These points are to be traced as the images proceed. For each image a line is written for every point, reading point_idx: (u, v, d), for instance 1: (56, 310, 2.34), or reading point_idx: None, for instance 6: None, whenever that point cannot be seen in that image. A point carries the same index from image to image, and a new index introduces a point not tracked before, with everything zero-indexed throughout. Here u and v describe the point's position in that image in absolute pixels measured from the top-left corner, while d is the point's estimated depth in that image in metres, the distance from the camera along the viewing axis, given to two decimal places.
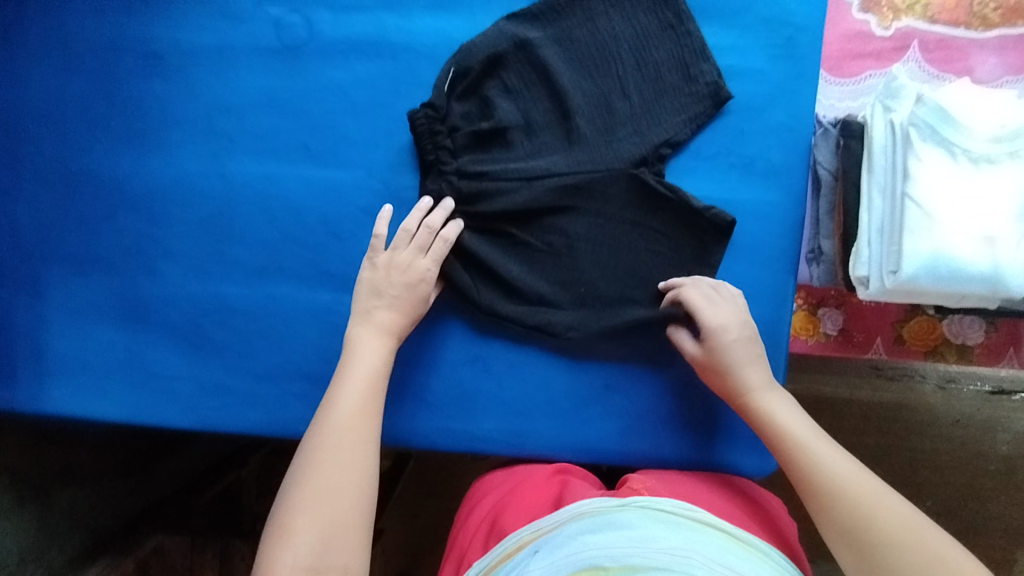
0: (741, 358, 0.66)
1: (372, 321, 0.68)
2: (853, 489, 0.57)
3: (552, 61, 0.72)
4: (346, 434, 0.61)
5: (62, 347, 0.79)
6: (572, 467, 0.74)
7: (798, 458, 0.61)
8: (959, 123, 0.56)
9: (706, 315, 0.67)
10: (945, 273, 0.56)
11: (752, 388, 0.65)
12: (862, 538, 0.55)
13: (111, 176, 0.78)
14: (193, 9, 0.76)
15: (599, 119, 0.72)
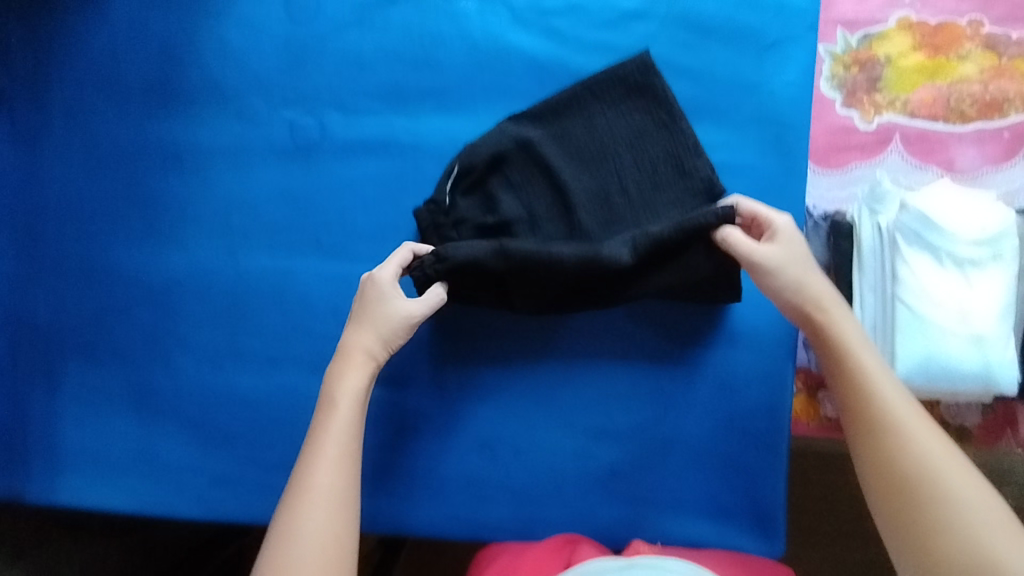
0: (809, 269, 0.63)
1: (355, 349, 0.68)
2: (918, 440, 0.54)
3: (551, 157, 0.73)
4: (326, 491, 0.61)
5: (75, 438, 0.80)
6: (583, 534, 0.75)
7: (867, 386, 0.57)
8: (942, 230, 0.59)
9: (777, 227, 0.64)
10: (937, 372, 0.59)
11: (819, 302, 0.62)
12: (915, 484, 0.53)
13: (127, 270, 0.79)
14: (210, 111, 0.79)
15: (601, 211, 0.73)
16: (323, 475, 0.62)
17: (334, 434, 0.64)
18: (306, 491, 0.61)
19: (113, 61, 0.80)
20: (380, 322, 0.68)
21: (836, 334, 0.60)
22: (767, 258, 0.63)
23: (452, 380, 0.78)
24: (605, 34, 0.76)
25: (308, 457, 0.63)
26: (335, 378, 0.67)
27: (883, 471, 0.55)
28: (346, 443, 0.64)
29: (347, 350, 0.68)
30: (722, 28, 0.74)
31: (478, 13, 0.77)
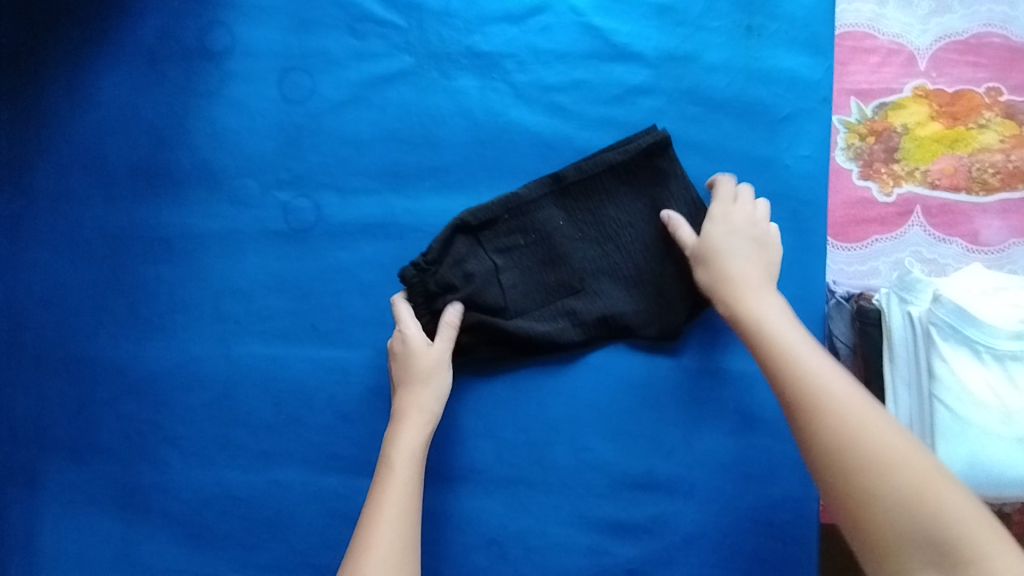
0: (734, 249, 0.65)
1: (412, 403, 0.68)
2: (847, 405, 0.53)
3: (545, 219, 0.71)
4: (386, 557, 0.59)
5: (54, 542, 0.75)
6: None
7: (788, 359, 0.56)
8: (981, 323, 0.55)
9: (721, 208, 0.67)
10: (984, 478, 0.54)
11: (738, 282, 0.64)
12: (846, 455, 0.51)
13: (113, 360, 0.76)
14: (201, 195, 0.76)
15: (583, 241, 0.72)
16: (383, 539, 0.60)
17: (393, 497, 0.62)
18: (367, 556, 0.59)
19: (101, 144, 0.77)
20: (427, 378, 0.68)
21: (752, 312, 0.61)
22: (701, 243, 0.67)
23: (457, 473, 0.72)
24: (610, 109, 0.73)
25: (367, 523, 0.61)
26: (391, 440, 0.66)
27: (821, 449, 0.52)
28: (401, 504, 0.62)
29: (403, 411, 0.68)
30: (731, 103, 0.72)
31: (479, 90, 0.74)
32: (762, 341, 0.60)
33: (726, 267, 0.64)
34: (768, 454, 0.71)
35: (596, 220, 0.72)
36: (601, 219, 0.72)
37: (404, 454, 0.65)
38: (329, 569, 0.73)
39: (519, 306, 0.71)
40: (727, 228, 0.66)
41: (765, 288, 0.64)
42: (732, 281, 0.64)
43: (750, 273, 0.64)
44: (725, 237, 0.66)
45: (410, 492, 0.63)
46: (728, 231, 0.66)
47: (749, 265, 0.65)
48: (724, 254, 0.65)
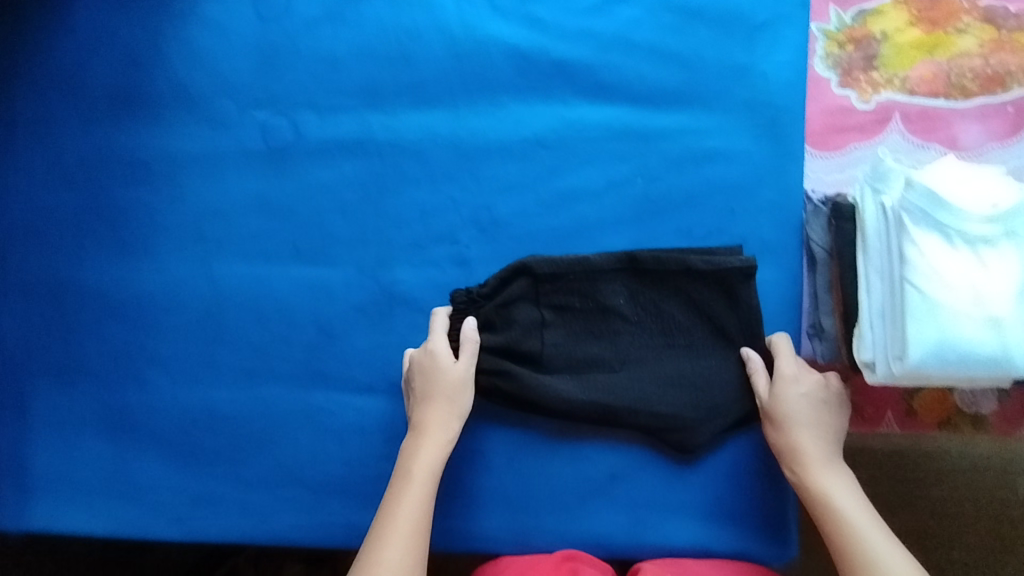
0: (804, 416, 0.64)
1: (431, 404, 0.67)
2: None
3: (606, 297, 0.70)
4: (392, 572, 0.58)
5: (45, 462, 0.76)
6: (580, 554, 0.68)
7: (848, 538, 0.58)
8: (952, 206, 0.55)
9: (791, 363, 0.66)
10: (952, 357, 0.55)
11: (803, 451, 0.63)
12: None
13: (97, 284, 0.76)
14: (179, 117, 0.76)
15: (636, 322, 0.70)
16: (393, 553, 0.59)
17: (406, 513, 0.62)
18: (375, 569, 0.58)
19: (77, 70, 0.77)
20: (448, 399, 0.67)
21: (821, 493, 0.61)
22: (770, 402, 0.65)
23: None
24: (587, 20, 0.73)
25: (377, 537, 0.61)
26: (408, 459, 0.65)
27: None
28: (418, 503, 0.63)
29: (420, 429, 0.66)
30: (708, 11, 0.72)
31: (455, 4, 0.74)
32: (831, 525, 0.60)
33: (795, 438, 0.64)
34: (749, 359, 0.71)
35: (656, 308, 0.70)
36: (659, 301, 0.70)
37: (418, 473, 0.64)
38: (316, 481, 0.74)
39: (555, 364, 0.70)
40: (797, 388, 0.65)
41: (835, 464, 0.63)
42: (797, 452, 0.63)
43: (816, 439, 0.64)
44: (794, 399, 0.65)
45: (422, 512, 0.62)
46: (798, 393, 0.65)
47: (815, 434, 0.64)
48: (792, 418, 0.64)
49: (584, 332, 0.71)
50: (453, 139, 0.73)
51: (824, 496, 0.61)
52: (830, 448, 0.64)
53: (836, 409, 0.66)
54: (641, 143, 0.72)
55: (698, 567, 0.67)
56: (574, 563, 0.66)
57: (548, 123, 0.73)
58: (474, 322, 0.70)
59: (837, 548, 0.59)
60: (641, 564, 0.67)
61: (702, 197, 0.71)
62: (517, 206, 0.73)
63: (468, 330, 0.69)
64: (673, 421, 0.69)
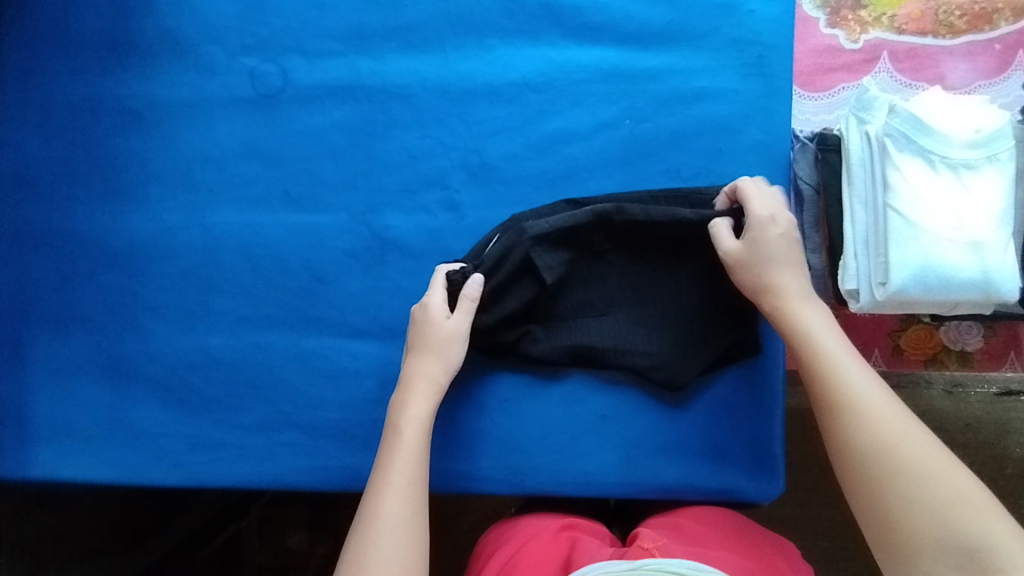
0: (784, 254, 0.63)
1: (424, 356, 0.67)
2: (874, 412, 0.54)
3: (596, 242, 0.70)
4: (395, 521, 0.59)
5: (45, 410, 0.76)
6: (578, 521, 0.68)
7: (826, 366, 0.58)
8: (934, 132, 0.60)
9: (758, 208, 0.64)
10: (934, 281, 0.59)
11: (780, 285, 0.62)
12: (877, 461, 0.52)
13: (92, 234, 0.77)
14: (168, 64, 0.77)
15: (622, 266, 0.71)
16: (395, 502, 0.60)
17: (400, 464, 0.62)
18: (378, 518, 0.59)
19: (66, 22, 0.78)
20: (438, 351, 0.67)
21: (797, 323, 0.61)
22: (751, 246, 0.63)
23: None
24: None
25: (377, 487, 0.61)
26: (399, 409, 0.66)
27: (850, 455, 0.54)
28: (415, 446, 0.63)
29: (411, 380, 0.67)
30: None
31: None
32: (804, 352, 0.59)
33: (769, 275, 0.63)
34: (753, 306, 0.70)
35: (642, 252, 0.70)
36: (645, 243, 0.70)
37: (411, 424, 0.64)
38: (311, 425, 0.73)
39: (546, 313, 0.71)
40: (773, 229, 0.63)
41: (811, 298, 0.63)
42: (774, 288, 0.62)
43: (790, 274, 0.63)
44: (762, 242, 0.63)
45: (418, 459, 0.63)
46: (778, 232, 0.63)
47: (789, 270, 0.63)
48: (768, 256, 0.63)
49: (573, 279, 0.71)
50: (441, 83, 0.74)
51: (802, 329, 0.60)
52: (804, 282, 0.63)
53: (796, 249, 0.65)
54: (628, 84, 0.72)
55: (694, 523, 0.66)
56: (572, 532, 0.66)
57: (535, 65, 0.73)
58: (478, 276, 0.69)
59: (808, 371, 0.59)
60: (640, 529, 0.65)
61: (690, 136, 0.71)
62: (506, 149, 0.73)
63: (473, 291, 0.68)
64: (658, 365, 0.69)
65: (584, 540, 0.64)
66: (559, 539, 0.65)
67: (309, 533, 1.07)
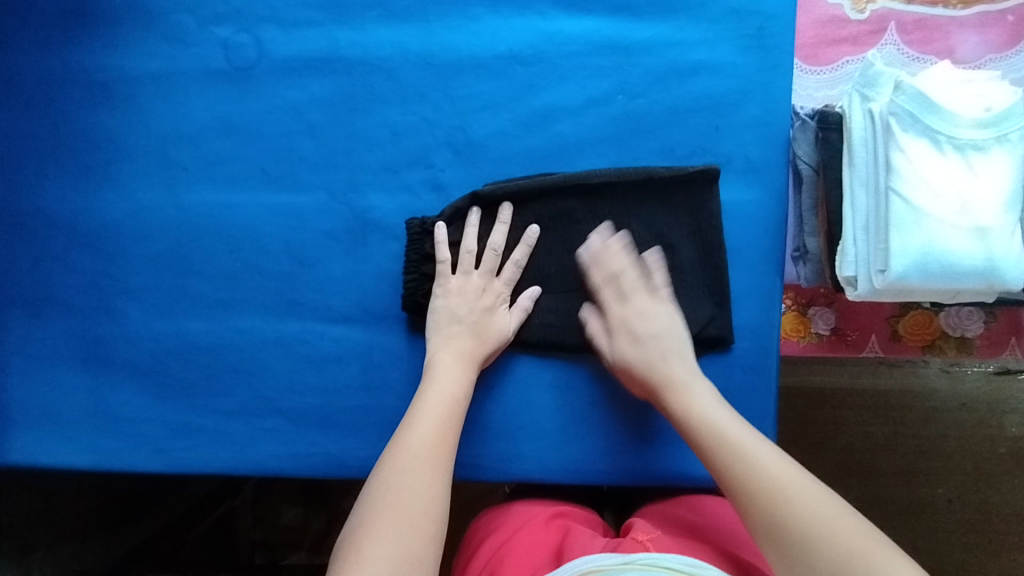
0: (654, 353, 0.64)
1: (452, 346, 0.66)
2: (773, 484, 0.53)
3: (572, 213, 0.68)
4: (415, 475, 0.56)
5: (21, 395, 0.74)
6: (569, 509, 0.68)
7: (720, 446, 0.57)
8: (940, 110, 0.58)
9: (615, 311, 0.66)
10: (936, 269, 0.57)
11: (669, 376, 0.63)
12: (793, 539, 0.50)
13: (64, 214, 0.74)
14: (137, 34, 0.73)
15: (599, 242, 0.68)
16: (416, 460, 0.57)
17: (426, 427, 0.60)
18: (396, 472, 0.56)
19: None
20: (482, 321, 0.67)
21: (690, 411, 0.60)
22: (614, 355, 0.66)
23: (414, 313, 0.71)
24: None
25: (399, 447, 0.59)
26: (431, 379, 0.64)
27: (768, 539, 0.52)
28: (447, 412, 0.62)
29: (438, 358, 0.65)
30: None
31: None
32: (699, 441, 0.59)
33: (658, 365, 0.63)
34: (747, 292, 0.68)
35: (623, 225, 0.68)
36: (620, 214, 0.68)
37: (442, 396, 0.62)
38: (294, 411, 0.72)
39: (518, 287, 0.70)
40: (628, 335, 0.65)
41: (697, 381, 0.63)
42: (660, 377, 0.63)
43: (676, 364, 0.63)
44: (635, 350, 0.65)
45: (445, 431, 0.60)
46: (631, 339, 0.65)
47: (672, 366, 0.63)
48: (648, 362, 0.64)
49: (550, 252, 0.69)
50: (425, 55, 0.70)
51: (694, 415, 0.60)
52: (687, 362, 0.64)
53: (681, 337, 0.65)
54: (621, 57, 0.69)
55: (684, 514, 0.65)
56: (564, 521, 0.65)
57: (524, 36, 0.70)
58: (477, 213, 0.69)
59: (704, 452, 0.58)
60: (634, 519, 0.64)
61: (685, 113, 0.68)
62: (493, 127, 0.70)
63: (498, 239, 0.68)
64: None
65: (576, 530, 0.62)
66: (550, 528, 0.64)
67: (303, 509, 1.08)
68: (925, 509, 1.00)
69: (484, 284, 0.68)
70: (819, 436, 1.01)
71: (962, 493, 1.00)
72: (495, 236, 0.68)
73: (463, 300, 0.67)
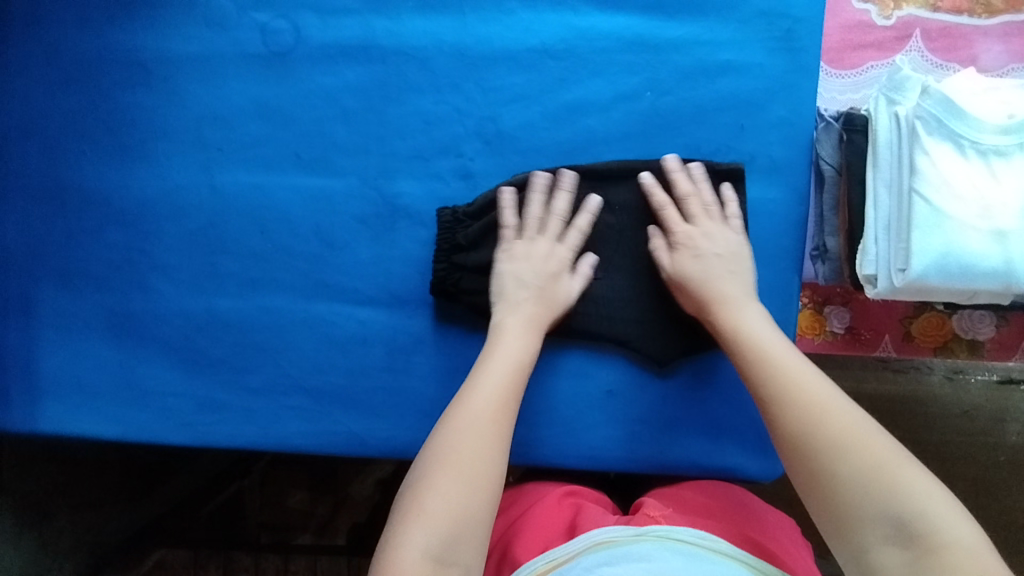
0: (712, 269, 0.66)
1: (517, 313, 0.67)
2: (807, 394, 0.56)
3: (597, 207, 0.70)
4: (475, 435, 0.57)
5: (52, 366, 0.76)
6: (582, 489, 0.69)
7: (760, 356, 0.60)
8: (966, 116, 0.59)
9: (681, 225, 0.68)
10: (955, 270, 0.59)
11: (722, 295, 0.65)
12: (814, 444, 0.53)
13: (100, 190, 0.76)
14: (177, 17, 0.74)
15: (622, 233, 0.70)
16: (475, 421, 0.58)
17: (487, 389, 0.61)
18: (458, 427, 0.58)
19: None
20: (542, 296, 0.67)
21: (735, 327, 0.63)
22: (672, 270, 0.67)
23: (439, 299, 0.72)
24: None
25: (460, 404, 0.60)
26: (496, 342, 0.65)
27: (789, 441, 0.55)
28: (508, 374, 0.62)
29: (502, 325, 0.66)
30: None
31: None
32: (739, 353, 0.62)
33: (712, 283, 0.66)
34: (767, 289, 0.69)
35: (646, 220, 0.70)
36: (644, 206, 0.70)
37: (507, 360, 0.63)
38: (318, 390, 0.73)
39: None
40: (693, 252, 0.67)
41: (747, 302, 0.65)
42: (711, 294, 0.65)
43: (732, 284, 0.65)
44: (693, 263, 0.66)
45: (507, 395, 0.61)
46: (693, 255, 0.66)
47: (734, 286, 0.65)
48: (707, 278, 0.66)
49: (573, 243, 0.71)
50: (459, 46, 0.72)
51: (738, 329, 0.63)
52: (743, 283, 0.66)
53: (744, 254, 0.67)
54: (651, 54, 0.70)
55: (699, 497, 0.66)
56: (576, 499, 0.67)
57: (556, 30, 0.71)
58: (539, 175, 0.70)
59: (744, 365, 0.61)
60: (644, 499, 0.65)
61: (712, 111, 0.69)
62: (523, 118, 0.71)
63: (562, 203, 0.69)
64: (649, 340, 0.70)
65: (588, 507, 0.64)
66: (563, 504, 0.66)
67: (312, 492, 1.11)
68: None
69: (549, 250, 0.69)
70: None
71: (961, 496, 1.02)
72: (557, 199, 0.70)
73: (529, 266, 0.68)
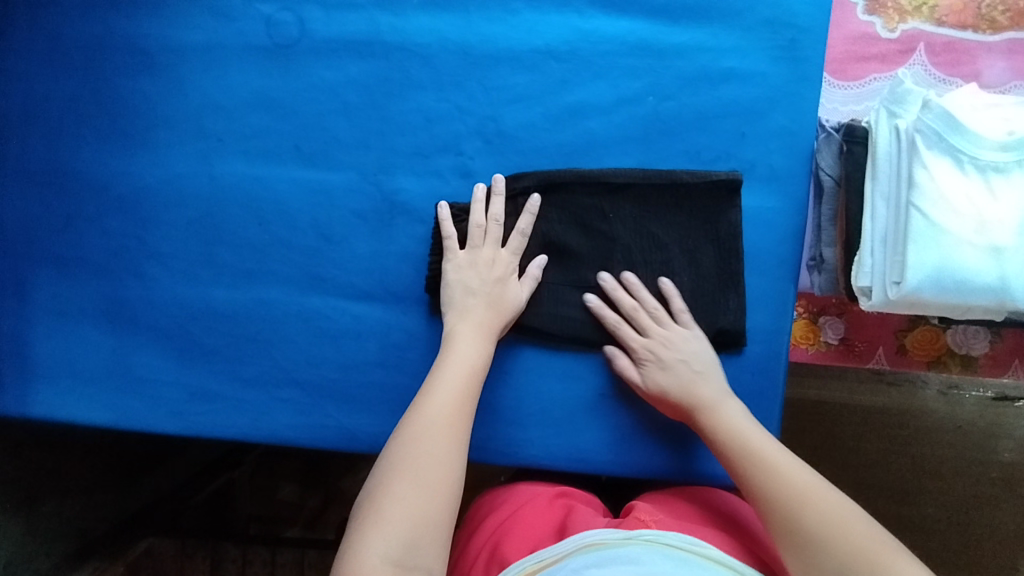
0: (681, 378, 0.65)
1: (471, 320, 0.67)
2: (788, 482, 0.56)
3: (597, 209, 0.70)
4: (432, 441, 0.58)
5: (45, 350, 0.76)
6: (572, 491, 0.69)
7: (739, 446, 0.61)
8: (967, 131, 0.59)
9: (640, 341, 0.67)
10: (950, 284, 0.59)
11: (696, 396, 0.65)
12: (799, 529, 0.54)
13: (99, 176, 0.76)
14: (183, 6, 0.74)
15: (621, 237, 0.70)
16: (431, 428, 0.59)
17: (443, 395, 0.61)
18: (415, 435, 0.58)
19: None
20: (499, 301, 0.68)
21: (715, 418, 0.63)
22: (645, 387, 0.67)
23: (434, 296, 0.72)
24: None
25: (417, 412, 0.60)
26: (451, 351, 0.65)
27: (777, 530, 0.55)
28: (464, 380, 0.63)
29: (454, 334, 0.66)
30: None
31: None
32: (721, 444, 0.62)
33: (685, 380, 0.65)
34: (762, 298, 0.69)
35: (646, 224, 0.69)
36: (642, 210, 0.69)
37: (461, 366, 0.64)
38: (310, 383, 0.73)
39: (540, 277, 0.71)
40: (659, 366, 0.66)
41: (723, 396, 0.65)
42: (687, 394, 0.65)
43: (705, 386, 0.65)
44: (663, 377, 0.66)
45: (462, 399, 0.62)
46: (660, 368, 0.66)
47: (704, 390, 0.65)
48: (678, 391, 0.65)
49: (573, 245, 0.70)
50: (462, 45, 0.72)
51: (718, 419, 0.63)
52: (716, 380, 0.66)
53: (705, 353, 0.67)
54: (654, 59, 0.70)
55: (690, 506, 0.66)
56: (567, 500, 0.67)
57: (561, 32, 0.71)
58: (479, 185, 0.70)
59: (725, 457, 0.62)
60: (636, 502, 0.65)
61: (714, 118, 0.69)
62: (525, 119, 0.71)
63: (498, 207, 0.70)
64: None
65: (578, 509, 0.64)
66: (554, 506, 0.66)
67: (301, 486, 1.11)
68: (914, 527, 1.02)
69: (493, 256, 0.69)
70: (814, 450, 1.03)
71: (950, 512, 1.02)
72: (494, 204, 0.70)
73: (476, 273, 0.68)
